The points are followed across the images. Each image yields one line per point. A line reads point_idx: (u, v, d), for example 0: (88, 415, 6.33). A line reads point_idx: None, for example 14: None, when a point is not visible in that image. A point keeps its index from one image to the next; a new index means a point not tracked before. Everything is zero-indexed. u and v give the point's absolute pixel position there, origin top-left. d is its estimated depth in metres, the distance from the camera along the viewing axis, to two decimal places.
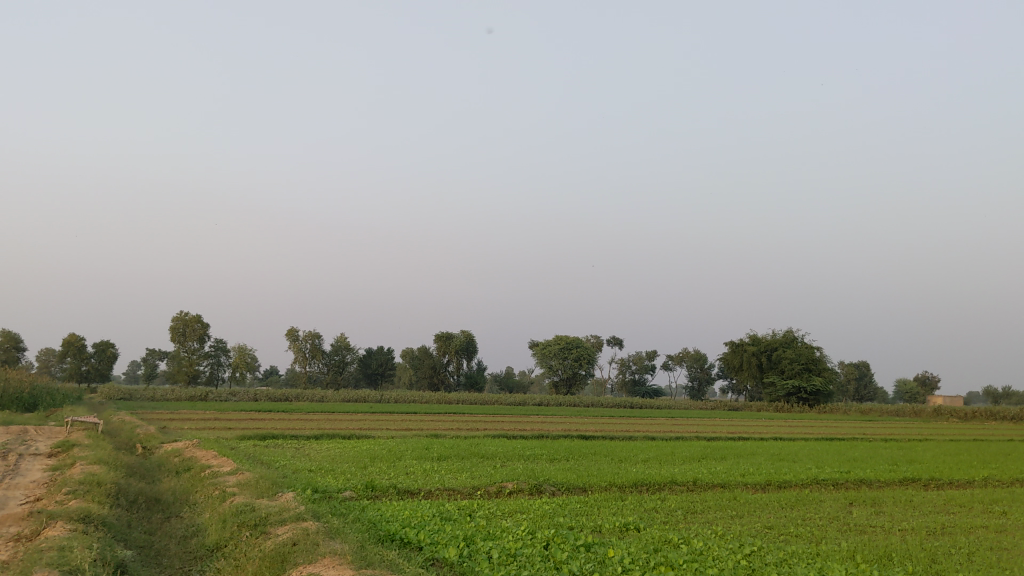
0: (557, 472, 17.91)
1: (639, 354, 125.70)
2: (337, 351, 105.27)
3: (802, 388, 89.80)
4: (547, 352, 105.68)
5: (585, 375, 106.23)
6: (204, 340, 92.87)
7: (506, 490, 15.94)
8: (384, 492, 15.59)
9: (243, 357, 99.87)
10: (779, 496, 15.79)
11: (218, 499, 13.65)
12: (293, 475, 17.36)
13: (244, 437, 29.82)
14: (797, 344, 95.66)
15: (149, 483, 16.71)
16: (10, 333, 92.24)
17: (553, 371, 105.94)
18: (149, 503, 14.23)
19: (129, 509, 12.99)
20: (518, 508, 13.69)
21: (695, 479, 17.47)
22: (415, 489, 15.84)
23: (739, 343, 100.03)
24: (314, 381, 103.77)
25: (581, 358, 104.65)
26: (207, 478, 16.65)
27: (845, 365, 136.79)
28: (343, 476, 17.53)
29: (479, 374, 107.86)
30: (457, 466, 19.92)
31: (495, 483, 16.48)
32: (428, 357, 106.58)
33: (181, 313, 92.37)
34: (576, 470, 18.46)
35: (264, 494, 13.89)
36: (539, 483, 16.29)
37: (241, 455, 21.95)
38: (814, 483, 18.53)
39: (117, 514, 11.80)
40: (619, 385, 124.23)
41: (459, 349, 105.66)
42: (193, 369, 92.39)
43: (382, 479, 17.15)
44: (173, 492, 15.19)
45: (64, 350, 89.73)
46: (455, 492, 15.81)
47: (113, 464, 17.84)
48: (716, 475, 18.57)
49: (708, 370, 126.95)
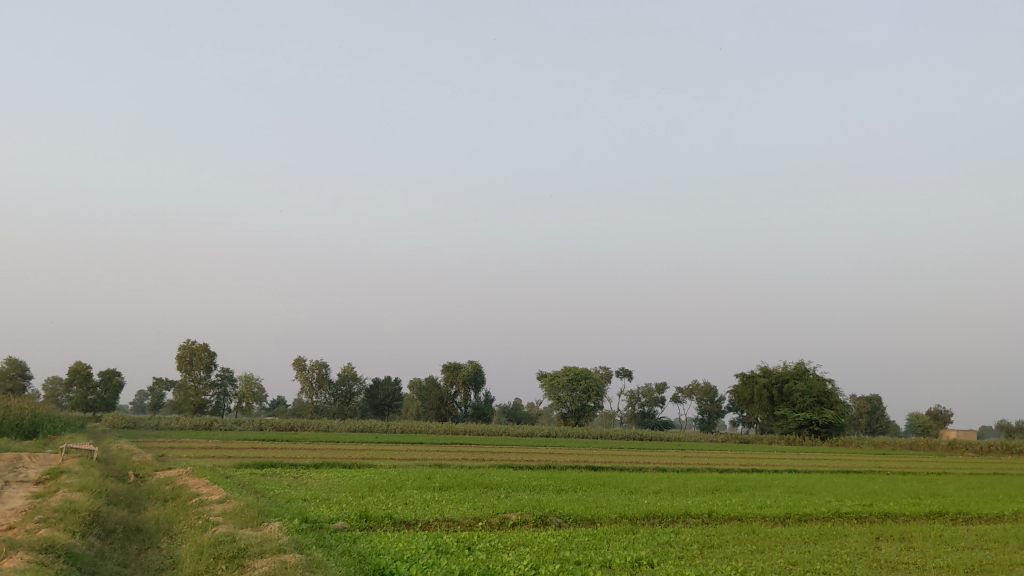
0: (563, 503, 16.97)
1: (648, 387, 124.54)
2: (344, 381, 104.48)
3: (813, 420, 88.47)
4: (556, 383, 104.55)
5: (594, 407, 105.06)
6: (211, 369, 92.16)
7: (509, 521, 15.07)
8: (379, 523, 14.72)
9: (250, 387, 99.11)
10: (801, 530, 14.89)
11: (199, 529, 12.81)
12: (285, 505, 16.45)
13: (241, 465, 28.97)
14: (808, 376, 94.50)
15: (132, 511, 15.83)
16: (17, 360, 91.79)
17: (562, 403, 104.80)
18: (128, 532, 13.39)
19: (104, 539, 12.19)
20: (522, 540, 12.81)
21: (710, 512, 16.55)
22: (413, 519, 14.97)
23: (749, 375, 98.80)
24: (320, 412, 102.97)
25: (590, 390, 103.74)
26: (193, 506, 15.81)
27: (856, 398, 135.31)
28: (336, 506, 16.63)
29: (486, 405, 106.82)
30: (460, 496, 18.92)
31: (498, 513, 15.59)
32: (435, 388, 105.68)
33: (189, 341, 91.89)
34: (584, 501, 17.55)
35: (249, 523, 13.08)
36: (545, 514, 15.38)
37: (233, 483, 21.18)
38: (836, 516, 17.56)
39: (88, 544, 10.99)
40: (628, 418, 122.98)
41: (467, 379, 104.72)
42: (199, 399, 91.62)
43: (377, 509, 16.17)
44: (156, 521, 14.35)
45: (70, 379, 89.03)
46: (455, 523, 14.93)
47: (99, 491, 17.03)
48: (733, 507, 17.63)
49: (717, 403, 125.68)
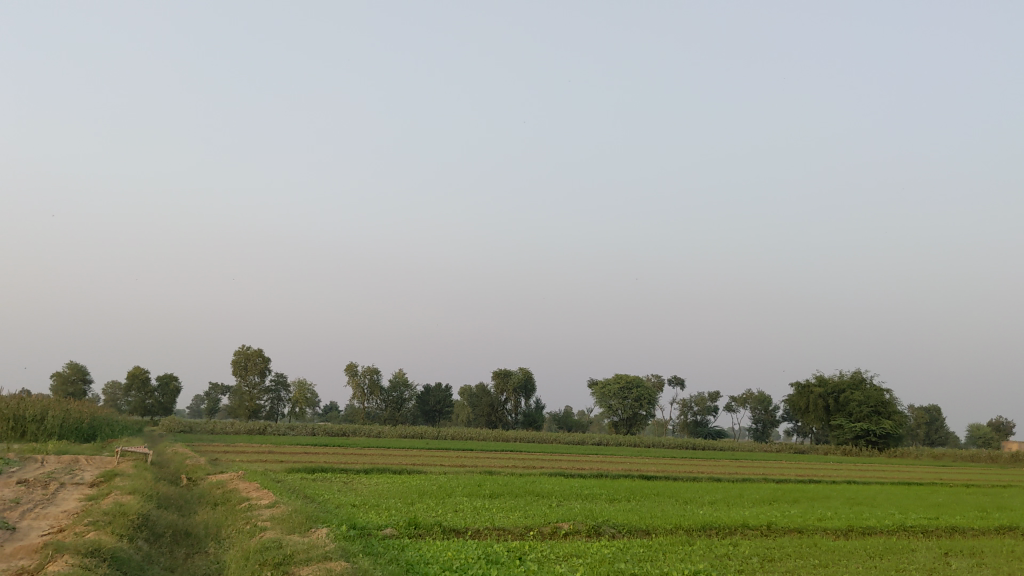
0: (618, 513, 16.56)
1: (701, 396, 123.09)
2: (395, 387, 104.96)
3: (871, 431, 86.50)
4: (607, 392, 103.90)
5: (646, 416, 103.99)
6: (265, 374, 93.16)
7: (561, 531, 14.70)
8: (428, 531, 14.46)
9: (303, 392, 99.94)
10: (867, 543, 14.34)
11: (247, 535, 12.69)
12: (334, 510, 16.30)
13: (292, 470, 29.06)
14: (866, 386, 92.49)
15: (182, 515, 15.78)
16: (79, 365, 93.72)
17: (613, 411, 103.99)
18: (178, 537, 13.32)
19: (153, 544, 12.13)
20: (575, 551, 12.47)
21: (768, 523, 16.03)
22: (461, 527, 14.69)
23: (804, 385, 97.04)
24: (372, 417, 103.57)
25: (642, 398, 102.72)
26: (242, 511, 15.72)
27: (915, 409, 132.27)
28: (385, 512, 16.43)
29: (537, 412, 106.46)
30: (510, 504, 18.63)
31: (550, 522, 15.24)
32: (486, 395, 105.60)
33: (244, 346, 93.07)
34: (638, 511, 17.12)
35: (297, 529, 12.92)
36: (598, 524, 15.00)
37: (283, 487, 21.19)
38: (901, 530, 16.90)
39: (136, 548, 10.92)
40: (680, 427, 121.66)
41: (517, 387, 104.41)
42: (254, 404, 92.61)
43: (426, 516, 15.93)
44: (205, 525, 14.27)
45: (129, 383, 90.66)
46: (506, 532, 14.62)
47: (150, 495, 17.02)
48: (793, 518, 17.08)
49: (772, 413, 123.72)
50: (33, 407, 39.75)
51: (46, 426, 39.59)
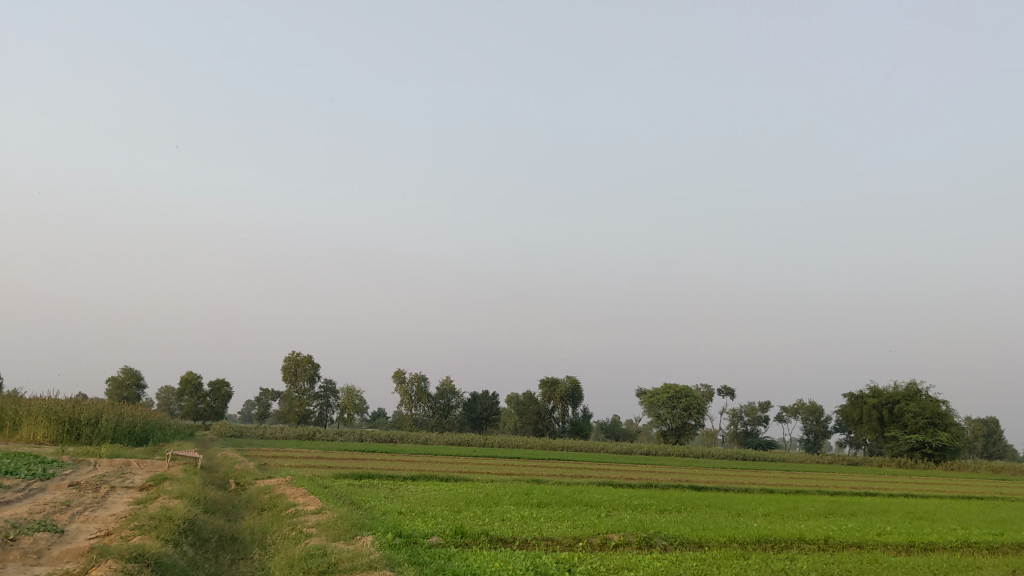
0: (669, 525, 16.15)
1: (751, 406, 121.53)
2: (443, 395, 105.18)
3: (926, 443, 84.52)
4: (655, 401, 103.02)
5: (695, 426, 102.83)
6: (314, 381, 93.84)
7: (611, 542, 14.35)
8: (475, 540, 14.20)
9: (351, 398, 100.51)
10: (931, 560, 13.79)
11: (292, 541, 12.55)
12: (380, 518, 16.13)
13: (340, 476, 29.05)
14: (921, 397, 90.51)
15: (229, 520, 15.72)
16: (133, 370, 95.21)
17: (662, 420, 103.03)
18: (223, 543, 13.21)
19: (198, 550, 12.03)
20: (625, 563, 12.13)
21: (826, 537, 15.50)
22: (509, 537, 14.41)
23: (857, 396, 95.21)
24: (420, 424, 103.86)
25: (692, 408, 101.52)
26: (288, 517, 15.59)
27: (972, 421, 129.22)
28: (431, 520, 16.22)
29: (584, 421, 105.84)
30: (558, 514, 18.29)
31: (600, 533, 14.89)
32: (533, 403, 105.29)
33: (294, 353, 93.94)
34: (690, 522, 16.71)
35: (342, 536, 12.74)
36: (648, 535, 14.63)
37: (330, 493, 21.10)
38: (965, 546, 16.27)
39: (180, 554, 10.85)
40: (730, 437, 120.16)
41: (564, 395, 103.92)
42: (304, 409, 93.28)
43: (473, 525, 15.66)
44: (251, 531, 14.17)
45: (182, 388, 91.90)
46: (554, 543, 14.29)
47: (197, 499, 16.96)
48: (850, 533, 16.54)
49: (824, 423, 121.72)
50: (87, 411, 40.26)
51: (100, 429, 40.06)
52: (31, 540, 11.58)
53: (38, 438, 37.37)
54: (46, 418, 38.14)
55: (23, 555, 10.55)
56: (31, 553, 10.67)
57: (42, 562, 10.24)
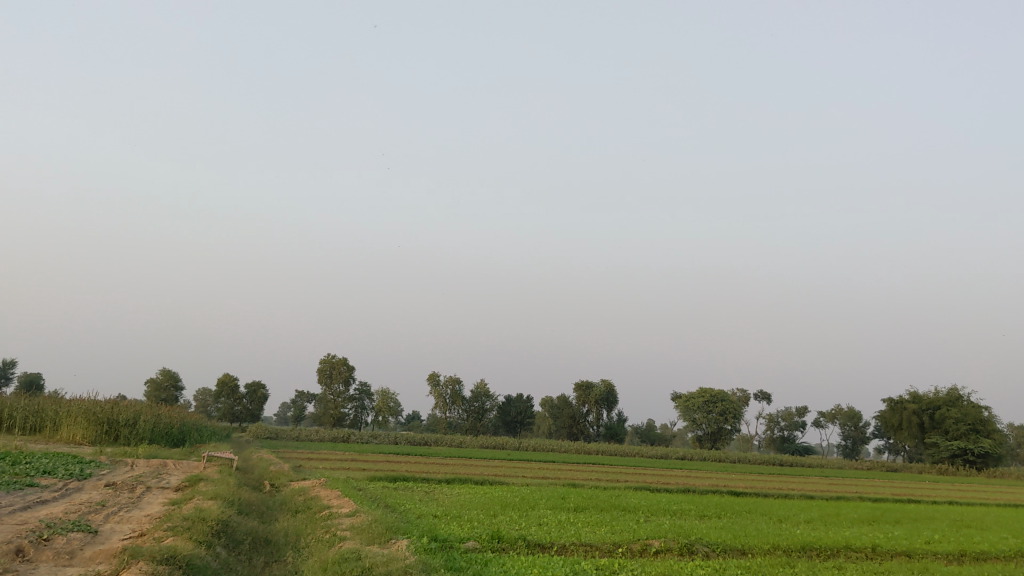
0: (710, 530, 15.78)
1: (788, 411, 120.23)
2: (477, 398, 105.19)
3: (968, 450, 82.90)
4: (691, 405, 102.09)
5: (731, 430, 101.78)
6: (349, 383, 94.14)
7: (651, 548, 14.00)
8: (512, 545, 13.93)
9: (386, 401, 100.68)
10: (984, 570, 13.31)
11: (327, 544, 12.37)
12: (415, 521, 15.94)
13: (375, 479, 28.90)
14: (962, 403, 88.90)
15: (264, 522, 15.64)
16: (171, 372, 96.08)
17: (697, 424, 102.16)
18: (256, 545, 13.07)
19: (231, 551, 11.89)
20: (666, 571, 11.78)
21: (873, 546, 15.04)
22: (547, 542, 14.12)
23: (897, 401, 93.70)
24: (454, 427, 103.98)
25: (727, 413, 100.58)
26: (322, 520, 15.44)
27: (1015, 428, 126.81)
28: (467, 524, 15.96)
29: (619, 425, 105.11)
30: (597, 519, 17.96)
31: (640, 539, 14.56)
32: (567, 407, 104.85)
33: (329, 355, 94.31)
34: (731, 529, 16.32)
35: (376, 540, 12.53)
36: (690, 541, 14.25)
37: (365, 496, 20.91)
38: (1018, 556, 15.70)
39: (214, 556, 10.72)
40: (766, 442, 118.93)
41: (599, 399, 103.33)
42: (339, 412, 93.45)
43: (509, 530, 15.39)
44: (284, 534, 13.99)
45: (219, 390, 92.60)
46: (593, 549, 13.98)
47: (232, 501, 16.86)
48: (898, 541, 16.02)
49: (862, 429, 120.02)
50: (125, 412, 40.48)
51: (138, 430, 40.23)
52: (64, 540, 11.47)
53: (77, 439, 37.74)
54: (86, 419, 38.46)
55: (56, 555, 10.44)
56: (64, 554, 10.55)
57: (75, 563, 10.11)
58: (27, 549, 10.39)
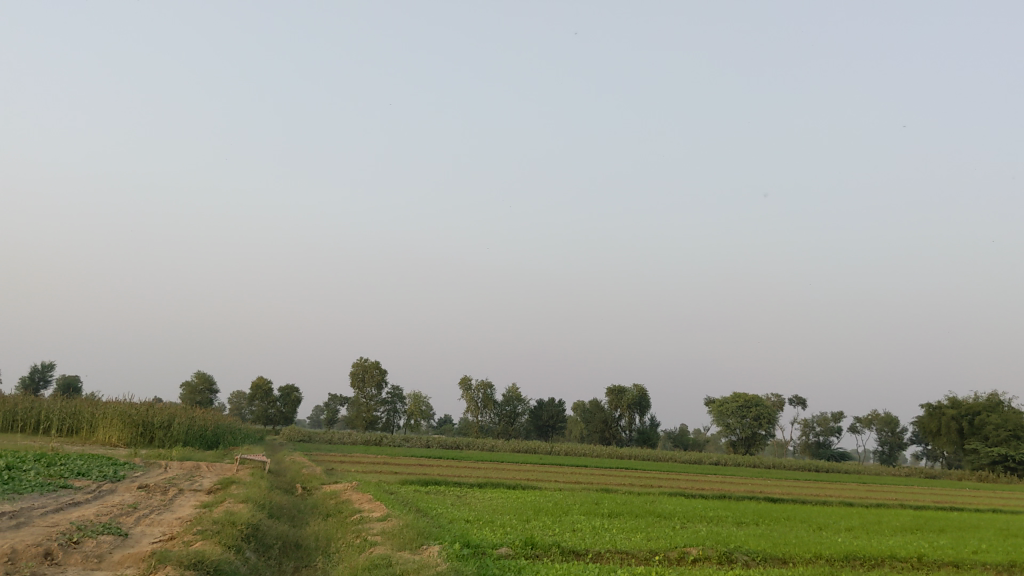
0: (749, 538, 15.41)
1: (824, 416, 118.80)
2: (509, 402, 105.15)
3: (1009, 456, 81.02)
4: (724, 410, 101.08)
5: (765, 436, 100.60)
6: (381, 386, 94.27)
7: (689, 556, 13.66)
8: (546, 552, 13.66)
9: (418, 404, 100.82)
10: None
11: (357, 549, 12.17)
12: (447, 526, 15.74)
13: (407, 482, 28.76)
14: (1003, 409, 87.15)
15: (294, 526, 15.52)
16: (206, 375, 96.82)
17: (731, 429, 101.15)
18: (287, 549, 12.94)
19: (260, 556, 11.77)
20: None
21: (918, 555, 14.61)
22: (582, 549, 13.83)
23: (935, 407, 92.04)
24: (486, 432, 104.09)
25: (761, 418, 99.46)
26: (353, 524, 15.30)
27: None
28: (500, 530, 15.74)
29: (652, 429, 104.37)
30: (632, 526, 17.63)
31: (677, 546, 14.22)
32: (600, 411, 104.36)
33: (362, 359, 94.60)
34: (771, 536, 15.94)
35: (407, 546, 12.30)
36: (729, 549, 13.89)
37: (397, 500, 20.76)
38: None
39: (243, 560, 10.60)
40: (801, 448, 117.59)
41: (631, 403, 102.60)
42: (371, 415, 93.65)
43: (543, 536, 15.12)
44: (315, 538, 13.85)
45: (253, 393, 93.20)
46: (630, 556, 13.67)
47: (262, 504, 16.71)
48: (944, 551, 15.55)
49: (899, 435, 118.24)
50: (160, 414, 40.60)
51: (172, 432, 40.37)
52: (94, 543, 11.39)
53: (113, 441, 38.02)
54: (122, 421, 38.68)
55: (85, 558, 10.36)
56: (93, 557, 10.42)
57: (104, 567, 9.96)
58: (55, 552, 10.27)
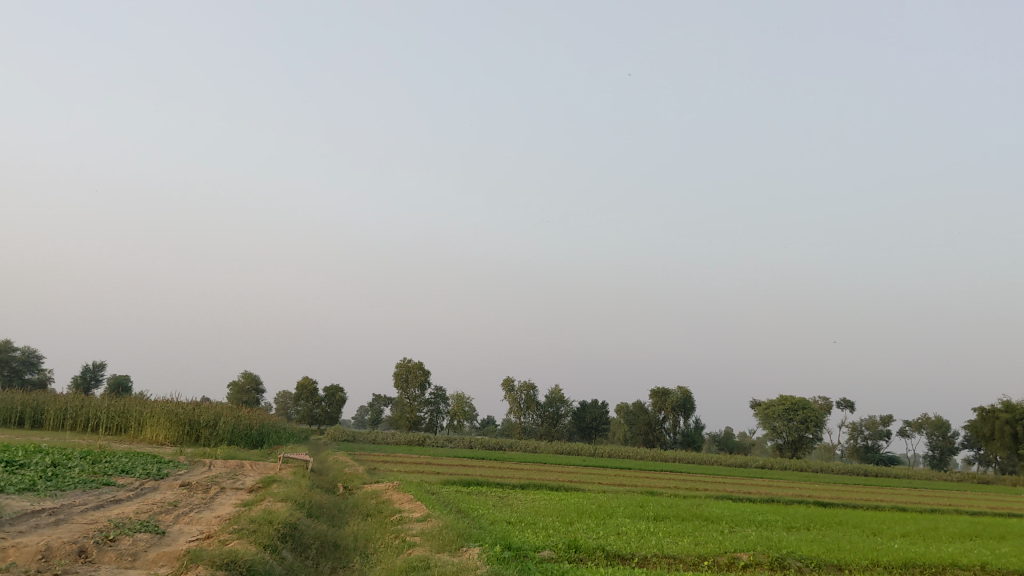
0: (802, 544, 14.87)
1: (873, 420, 116.78)
2: (552, 403, 104.71)
3: None
4: (771, 413, 99.77)
5: (812, 439, 98.98)
6: (425, 387, 94.25)
7: (740, 562, 13.18)
8: (590, 556, 13.25)
9: (461, 406, 100.78)
10: None
11: (394, 552, 11.83)
12: (488, 528, 15.35)
13: (449, 483, 28.45)
14: None
15: (333, 525, 15.27)
16: (252, 375, 97.63)
17: (777, 433, 99.77)
18: (325, 549, 12.67)
19: (297, 556, 11.51)
20: None
21: (981, 563, 14.01)
22: (627, 553, 13.40)
23: (988, 411, 89.80)
24: (528, 433, 103.93)
25: (808, 421, 97.78)
26: (393, 524, 15.07)
27: None
28: (544, 533, 15.37)
29: (696, 432, 103.22)
30: (679, 529, 17.17)
31: (727, 551, 13.73)
32: (643, 413, 103.53)
33: (405, 360, 94.80)
34: (824, 542, 15.38)
35: (447, 548, 11.98)
36: (782, 555, 13.36)
37: (438, 500, 20.42)
38: None
39: (278, 561, 10.35)
40: (849, 452, 115.63)
41: (675, 406, 101.59)
42: (414, 415, 93.78)
43: (587, 539, 14.76)
44: (354, 538, 13.58)
45: (298, 393, 93.79)
46: (677, 561, 13.22)
47: (302, 502, 16.53)
48: (1007, 558, 14.89)
49: (951, 439, 115.78)
50: (206, 413, 40.66)
51: (218, 431, 40.41)
52: (131, 541, 11.23)
53: (160, 439, 38.27)
54: (168, 420, 38.87)
55: (120, 556, 10.16)
56: (127, 556, 10.22)
57: (137, 566, 9.76)
58: (90, 550, 10.10)
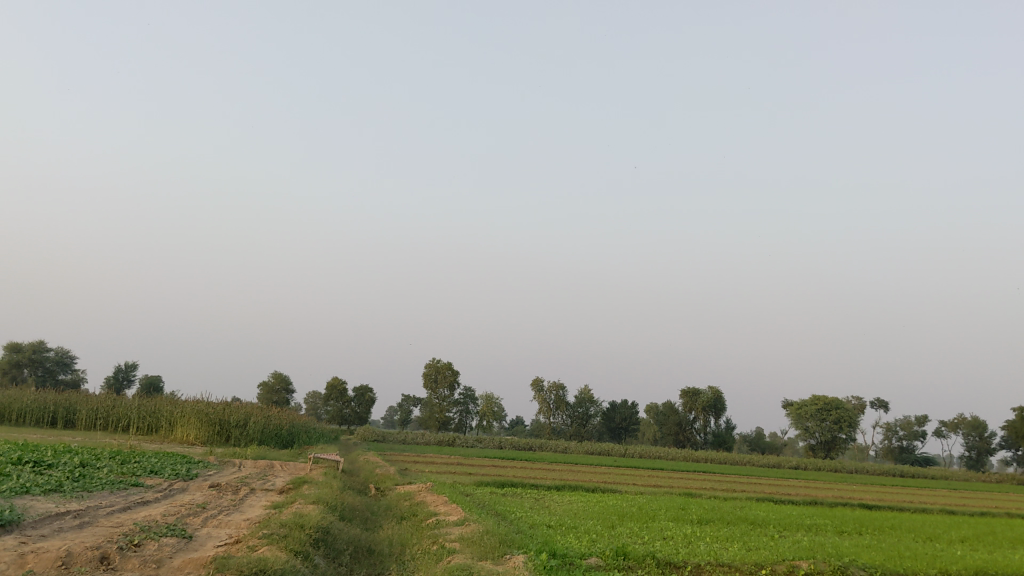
0: (864, 550, 14.17)
1: (908, 420, 114.95)
2: (581, 403, 104.07)
3: None
4: (803, 413, 98.27)
5: (846, 440, 97.49)
6: (454, 387, 93.80)
7: (800, 570, 12.45)
8: (640, 564, 12.57)
9: (490, 406, 100.21)
10: None
11: (433, 558, 11.23)
12: (530, 533, 14.79)
13: (482, 484, 27.86)
14: None
15: (367, 530, 14.66)
16: (282, 376, 97.61)
17: (810, 432, 98.44)
18: (359, 554, 12.13)
19: (330, 562, 10.94)
20: None
21: None
22: (679, 560, 12.72)
23: None
24: (558, 433, 103.35)
25: (842, 421, 96.21)
26: (429, 528, 14.48)
27: None
28: (587, 537, 14.76)
29: (727, 432, 101.88)
30: (728, 533, 16.45)
31: (785, 559, 13.00)
32: (674, 414, 102.45)
33: (434, 360, 94.34)
34: (884, 548, 14.66)
35: (489, 555, 11.37)
36: (844, 563, 12.58)
37: (473, 502, 19.84)
38: None
39: (309, 567, 9.72)
40: (884, 452, 113.85)
41: (706, 406, 100.32)
42: (444, 415, 93.35)
43: (634, 544, 14.08)
44: (389, 542, 13.06)
45: (328, 393, 93.75)
46: (733, 570, 12.53)
47: (334, 504, 16.06)
48: None
49: (988, 439, 113.62)
50: (236, 413, 40.28)
51: (248, 431, 39.99)
52: (155, 546, 10.70)
53: (190, 438, 38.00)
54: (198, 420, 38.56)
55: (143, 563, 9.61)
56: (151, 562, 9.70)
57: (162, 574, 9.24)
58: (112, 556, 9.58)
